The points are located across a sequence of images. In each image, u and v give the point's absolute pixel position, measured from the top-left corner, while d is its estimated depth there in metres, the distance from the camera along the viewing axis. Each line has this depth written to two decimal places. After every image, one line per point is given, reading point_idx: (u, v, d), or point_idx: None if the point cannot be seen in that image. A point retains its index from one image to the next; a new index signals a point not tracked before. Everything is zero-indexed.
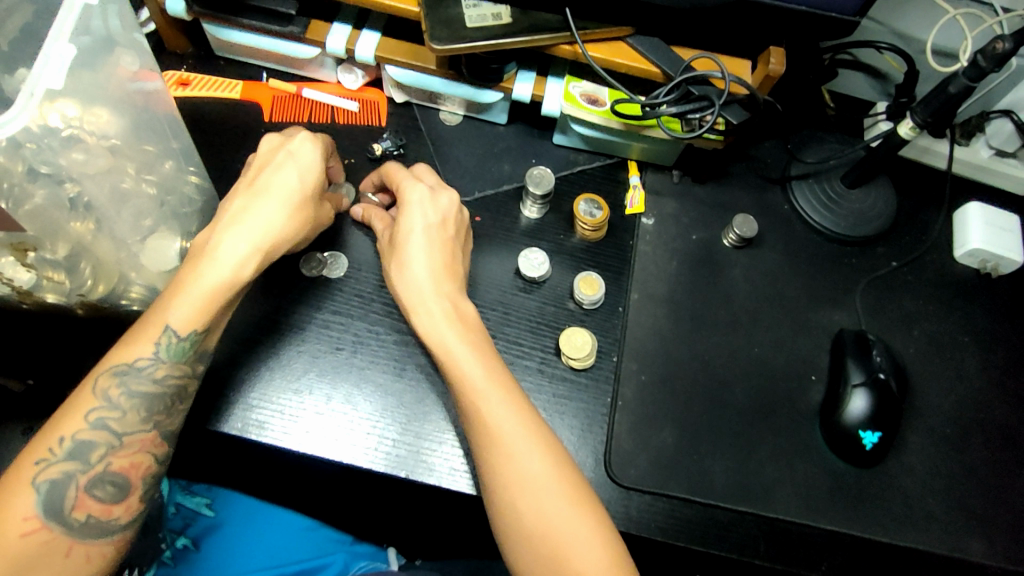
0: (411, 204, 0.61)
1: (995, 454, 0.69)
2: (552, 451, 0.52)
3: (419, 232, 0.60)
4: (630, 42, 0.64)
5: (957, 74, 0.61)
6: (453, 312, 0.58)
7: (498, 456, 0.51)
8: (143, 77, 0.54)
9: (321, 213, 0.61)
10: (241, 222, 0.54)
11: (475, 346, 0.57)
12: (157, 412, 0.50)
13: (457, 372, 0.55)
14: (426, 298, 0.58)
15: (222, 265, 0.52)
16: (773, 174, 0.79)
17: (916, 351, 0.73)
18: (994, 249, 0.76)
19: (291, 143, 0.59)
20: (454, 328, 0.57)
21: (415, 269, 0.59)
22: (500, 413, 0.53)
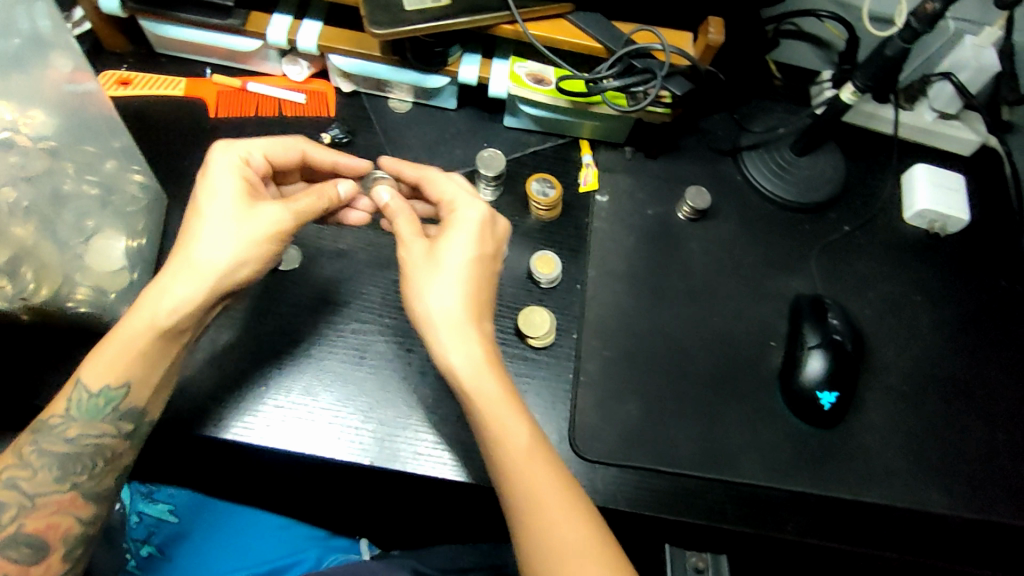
0: (454, 225, 0.56)
1: (951, 406, 0.70)
2: (585, 516, 0.49)
3: (459, 257, 0.55)
4: (571, 19, 0.65)
5: (893, 36, 0.62)
6: (484, 352, 0.54)
7: (533, 513, 0.48)
8: (76, 78, 0.52)
9: (265, 220, 0.53)
10: (182, 264, 0.51)
11: (510, 396, 0.52)
12: (74, 472, 0.50)
13: (490, 423, 0.51)
14: (454, 334, 0.53)
15: (144, 313, 0.50)
16: (724, 146, 0.80)
17: (871, 312, 0.74)
18: (941, 209, 0.77)
19: (210, 157, 0.55)
20: (488, 371, 0.53)
21: (445, 291, 0.54)
22: (535, 471, 0.50)
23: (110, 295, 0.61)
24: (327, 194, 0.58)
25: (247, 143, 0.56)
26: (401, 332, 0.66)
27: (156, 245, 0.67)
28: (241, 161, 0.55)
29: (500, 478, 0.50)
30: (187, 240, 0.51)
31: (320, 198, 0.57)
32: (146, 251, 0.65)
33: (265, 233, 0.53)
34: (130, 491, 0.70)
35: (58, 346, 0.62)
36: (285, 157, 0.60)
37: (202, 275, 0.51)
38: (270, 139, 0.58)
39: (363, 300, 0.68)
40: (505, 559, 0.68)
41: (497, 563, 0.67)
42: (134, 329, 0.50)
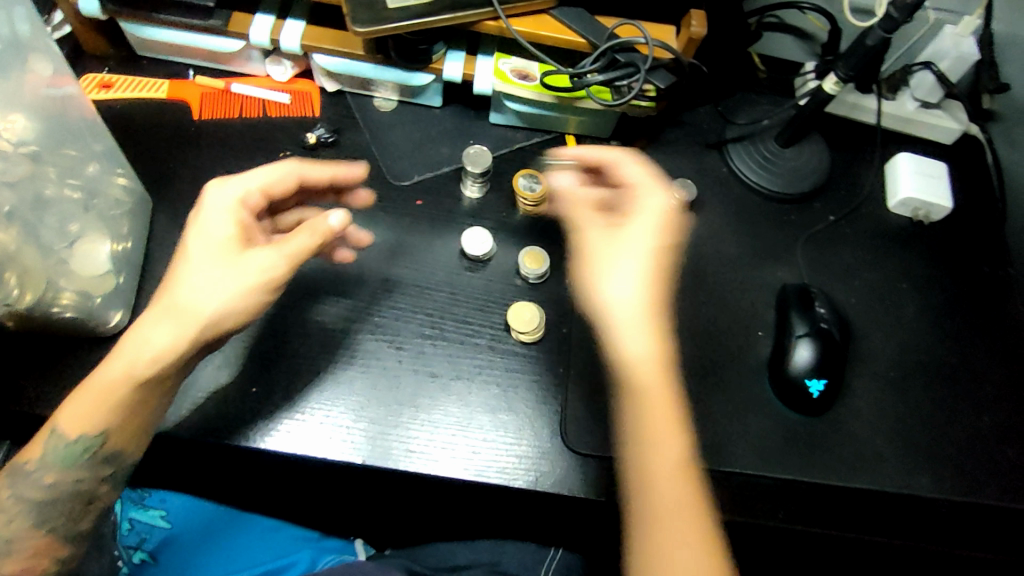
0: (636, 210, 0.56)
1: (937, 392, 0.71)
2: (707, 542, 0.49)
3: (642, 239, 0.55)
4: (553, 14, 0.65)
5: (873, 26, 0.62)
6: (658, 348, 0.53)
7: (659, 525, 0.49)
8: (55, 82, 0.53)
9: (255, 265, 0.53)
10: (166, 309, 0.51)
11: (673, 413, 0.53)
12: (51, 518, 0.51)
13: (654, 428, 0.52)
14: (635, 329, 0.53)
15: (123, 360, 0.50)
16: (710, 138, 0.80)
17: (857, 301, 0.75)
18: (925, 197, 0.78)
19: (207, 195, 0.54)
20: (656, 370, 0.53)
21: (621, 281, 0.54)
22: (671, 485, 0.51)
23: (96, 299, 0.60)
24: (320, 230, 0.57)
25: (244, 180, 0.56)
26: (391, 331, 0.66)
27: (142, 249, 0.67)
28: (239, 199, 0.55)
29: (638, 484, 0.52)
30: (174, 283, 0.52)
31: (314, 235, 0.56)
32: (132, 255, 0.65)
33: (253, 279, 0.53)
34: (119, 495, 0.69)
35: (44, 352, 0.61)
36: (283, 187, 0.59)
37: (186, 323, 0.51)
38: (270, 172, 0.58)
39: (352, 298, 0.67)
40: (501, 555, 0.67)
41: (494, 561, 0.66)
42: (111, 374, 0.50)
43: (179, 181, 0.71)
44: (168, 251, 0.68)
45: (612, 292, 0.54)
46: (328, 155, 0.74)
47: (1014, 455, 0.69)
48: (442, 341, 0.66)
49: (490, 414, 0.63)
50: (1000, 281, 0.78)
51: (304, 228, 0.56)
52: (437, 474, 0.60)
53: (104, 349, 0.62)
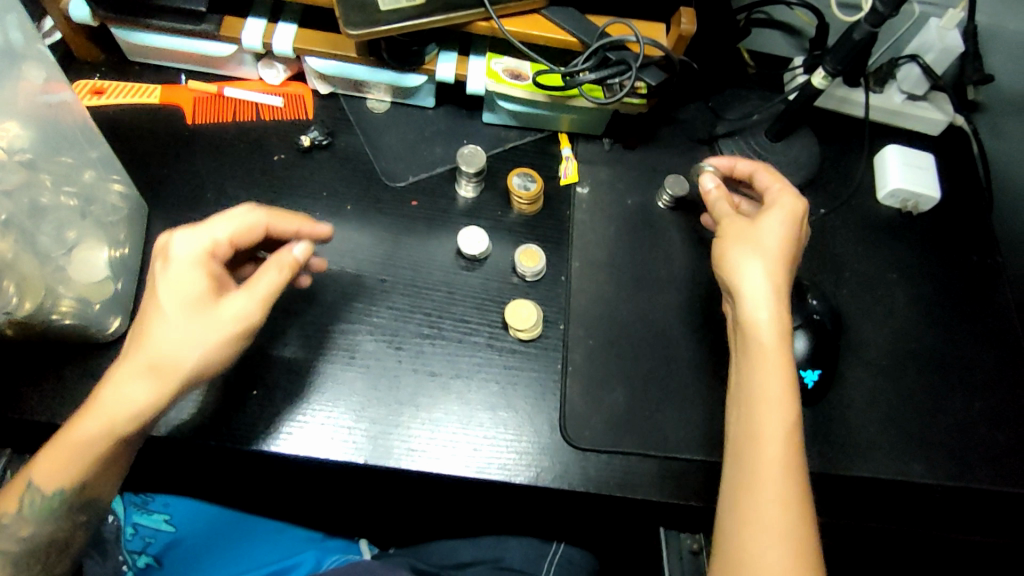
0: (775, 204, 0.61)
1: (929, 379, 0.72)
2: (799, 507, 0.50)
3: (775, 232, 0.59)
4: (545, 14, 0.65)
5: (860, 21, 0.63)
6: (778, 319, 0.56)
7: (751, 487, 0.51)
8: (50, 89, 0.53)
9: (228, 314, 0.52)
10: (144, 364, 0.51)
11: (786, 381, 0.54)
12: (30, 565, 0.52)
13: (758, 391, 0.54)
14: (759, 299, 0.56)
15: (102, 415, 0.50)
16: (701, 134, 0.81)
17: (849, 292, 0.76)
18: (913, 188, 0.79)
19: (173, 247, 0.53)
20: (774, 336, 0.55)
21: (754, 272, 0.57)
22: (771, 448, 0.52)
23: (94, 305, 0.60)
24: (286, 264, 0.55)
25: (211, 229, 0.54)
26: (390, 331, 0.67)
27: (139, 255, 0.67)
28: (205, 250, 0.54)
29: (740, 444, 0.54)
30: (148, 337, 0.51)
31: (282, 270, 0.55)
32: (129, 260, 0.65)
33: (226, 327, 0.52)
34: (123, 500, 0.69)
35: (42, 359, 0.61)
36: (249, 238, 0.57)
37: (167, 376, 0.51)
38: (237, 218, 0.56)
39: (351, 299, 0.68)
40: (503, 551, 0.67)
41: (496, 557, 0.67)
42: (89, 429, 0.50)
43: (174, 186, 0.71)
44: None
45: (749, 267, 0.57)
46: (322, 158, 0.74)
47: (1005, 440, 0.70)
48: (441, 340, 0.67)
49: (490, 410, 0.64)
50: (988, 269, 0.80)
51: (271, 262, 0.55)
52: (437, 472, 0.61)
53: (103, 355, 0.63)
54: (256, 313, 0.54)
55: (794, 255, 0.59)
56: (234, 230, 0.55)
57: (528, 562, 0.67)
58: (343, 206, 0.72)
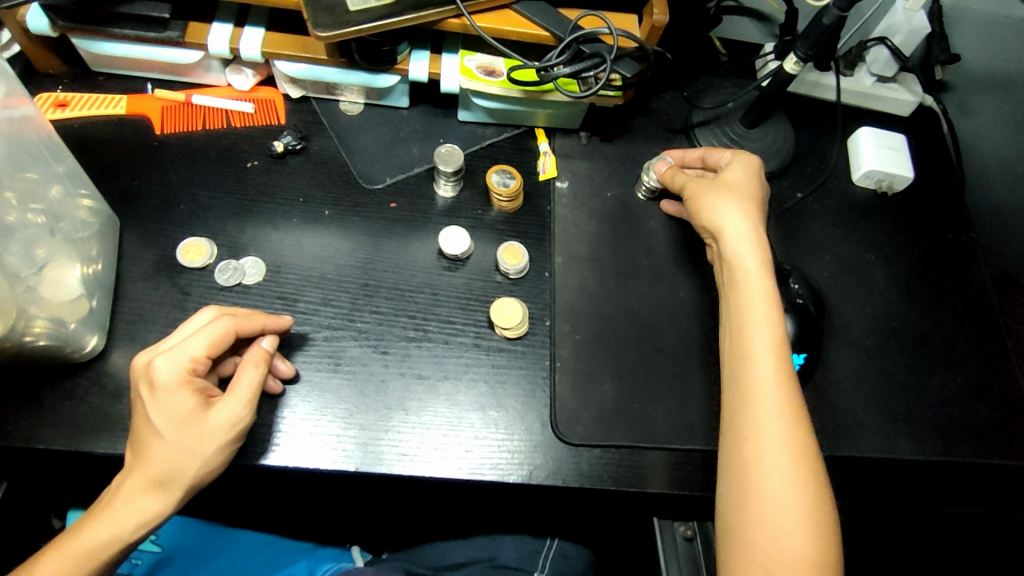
0: (733, 163, 0.65)
1: (910, 357, 0.73)
2: (796, 418, 0.51)
3: (741, 180, 0.63)
4: (516, 9, 0.65)
5: (829, 5, 0.64)
6: (762, 256, 0.58)
7: (748, 405, 0.53)
8: (9, 103, 0.51)
9: (220, 420, 0.51)
10: (148, 478, 0.49)
11: (771, 303, 0.56)
12: None
13: (746, 343, 0.55)
14: (741, 235, 0.59)
15: (108, 522, 0.48)
16: (677, 124, 0.82)
17: (829, 274, 0.77)
18: (887, 168, 0.80)
19: (152, 371, 0.50)
20: (759, 277, 0.57)
21: (731, 210, 0.60)
22: (766, 398, 0.52)
23: (69, 324, 0.58)
24: (260, 359, 0.55)
25: (185, 346, 0.51)
26: (375, 336, 0.66)
27: (113, 270, 0.65)
28: (186, 369, 0.51)
29: (735, 399, 0.54)
30: (148, 454, 0.50)
31: (258, 365, 0.55)
32: (103, 277, 0.63)
33: (220, 433, 0.51)
34: None
35: (15, 383, 0.60)
36: (224, 347, 0.54)
37: (170, 486, 0.50)
38: (209, 331, 0.53)
39: (334, 305, 0.67)
40: (496, 549, 0.67)
41: (490, 556, 0.67)
42: (95, 537, 0.48)
43: (145, 198, 0.70)
44: (140, 270, 0.66)
45: (728, 210, 0.60)
46: (298, 163, 0.73)
47: (985, 413, 0.72)
48: (427, 343, 0.66)
49: (479, 411, 0.64)
50: (963, 246, 0.81)
51: (246, 362, 0.55)
52: (430, 475, 0.60)
53: (80, 375, 0.61)
54: (245, 413, 0.53)
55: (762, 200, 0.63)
56: (211, 344, 0.52)
57: (523, 560, 0.67)
58: (321, 211, 0.71)
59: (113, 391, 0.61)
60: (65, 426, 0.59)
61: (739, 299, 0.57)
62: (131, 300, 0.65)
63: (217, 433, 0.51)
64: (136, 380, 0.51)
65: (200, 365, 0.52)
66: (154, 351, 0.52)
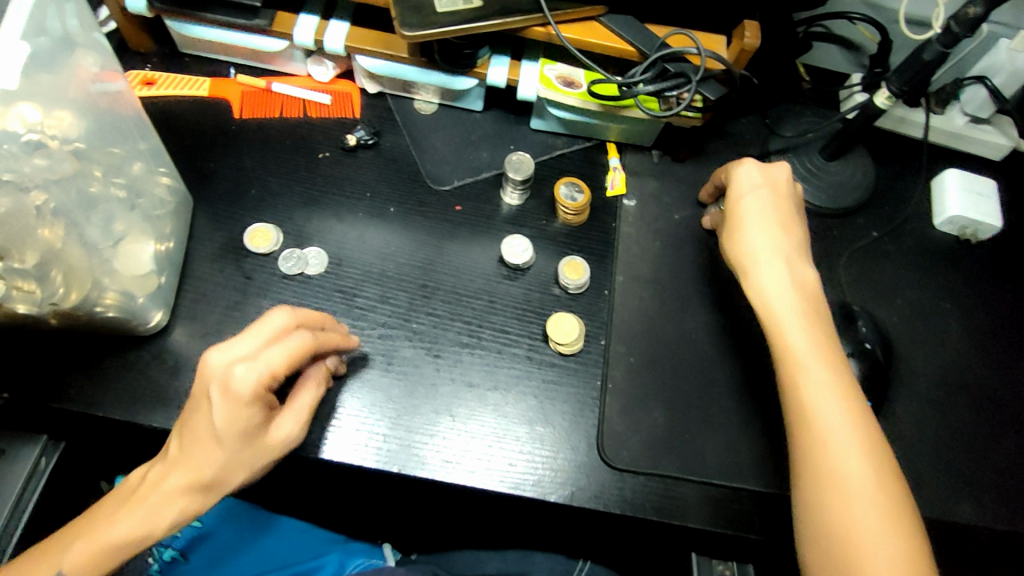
0: (741, 173, 0.62)
1: (981, 417, 0.69)
2: (868, 445, 0.48)
3: (754, 198, 0.59)
4: (603, 21, 0.64)
5: (931, 40, 0.60)
6: (795, 282, 0.56)
7: (813, 435, 0.49)
8: (103, 77, 0.52)
9: (278, 438, 0.52)
10: (194, 480, 0.48)
11: (820, 329, 0.53)
12: None
13: (797, 372, 0.52)
14: (767, 263, 0.56)
15: (141, 519, 0.47)
16: (753, 150, 0.79)
17: (899, 320, 0.74)
18: (972, 215, 0.77)
19: (230, 374, 0.48)
20: (792, 301, 0.54)
21: (754, 233, 0.58)
22: (835, 430, 0.48)
23: (138, 299, 0.59)
24: (319, 379, 0.56)
25: (268, 356, 0.49)
26: (430, 338, 0.66)
27: (183, 249, 0.67)
28: (263, 381, 0.49)
29: (795, 439, 0.50)
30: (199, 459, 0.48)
31: (316, 386, 0.56)
32: (173, 255, 0.65)
33: (273, 450, 0.51)
34: None
35: (82, 350, 0.61)
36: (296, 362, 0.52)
37: (212, 491, 0.49)
38: (290, 344, 0.51)
39: (392, 303, 0.67)
40: (528, 565, 0.67)
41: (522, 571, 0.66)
42: (126, 532, 0.47)
43: (219, 180, 0.71)
44: (207, 251, 0.68)
45: (749, 238, 0.58)
46: (367, 158, 0.74)
47: None
48: (480, 351, 0.65)
49: (527, 425, 0.63)
50: None
51: (307, 380, 0.55)
52: (471, 480, 0.59)
53: (142, 347, 0.63)
54: (297, 432, 0.53)
55: (792, 211, 0.59)
56: (291, 358, 0.51)
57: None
58: (386, 208, 0.72)
59: (172, 367, 0.62)
60: (123, 396, 0.60)
61: (775, 336, 0.54)
62: (196, 280, 0.66)
63: (271, 449, 0.51)
64: (202, 376, 0.48)
65: (276, 378, 0.50)
66: (225, 349, 0.49)
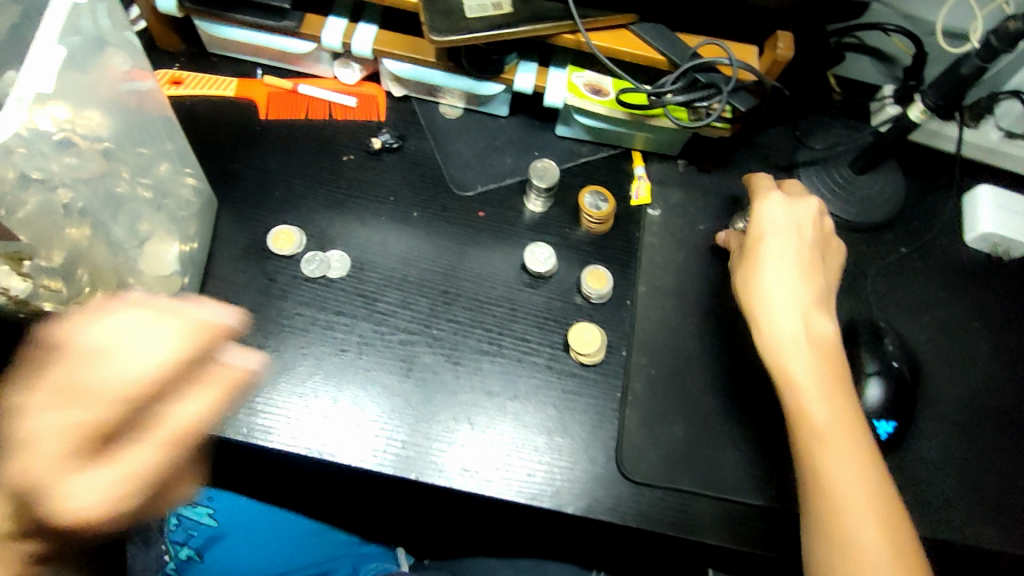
0: (761, 211, 0.59)
1: (1009, 441, 0.68)
2: (883, 508, 0.47)
3: (774, 239, 0.57)
4: (633, 29, 0.63)
5: (970, 55, 0.59)
6: (811, 331, 0.53)
7: (828, 496, 0.48)
8: (133, 77, 0.52)
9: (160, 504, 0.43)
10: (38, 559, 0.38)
11: (837, 384, 0.52)
12: None
13: (814, 428, 0.50)
14: (783, 311, 0.53)
15: None
16: (780, 161, 0.78)
17: (927, 339, 0.72)
18: (1005, 233, 0.75)
19: (98, 497, 0.36)
20: (807, 352, 0.52)
21: (772, 276, 0.55)
22: (852, 492, 0.47)
23: None
24: None
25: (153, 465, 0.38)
26: (450, 345, 0.65)
27: (206, 250, 0.67)
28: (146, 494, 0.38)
29: (808, 496, 0.49)
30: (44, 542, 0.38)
31: None
32: (196, 256, 0.65)
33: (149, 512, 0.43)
34: None
35: None
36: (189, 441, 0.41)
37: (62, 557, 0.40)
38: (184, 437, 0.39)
39: (413, 309, 0.67)
40: None
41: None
42: None
43: (244, 181, 0.71)
44: (230, 251, 0.68)
45: (764, 280, 0.55)
46: (391, 161, 0.74)
47: None
48: (501, 359, 0.65)
49: (545, 435, 0.62)
50: None
51: None
52: (488, 493, 0.59)
53: None
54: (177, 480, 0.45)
55: (813, 254, 0.57)
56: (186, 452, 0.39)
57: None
58: (409, 212, 0.71)
59: None
60: None
61: (788, 388, 0.52)
62: (219, 280, 0.66)
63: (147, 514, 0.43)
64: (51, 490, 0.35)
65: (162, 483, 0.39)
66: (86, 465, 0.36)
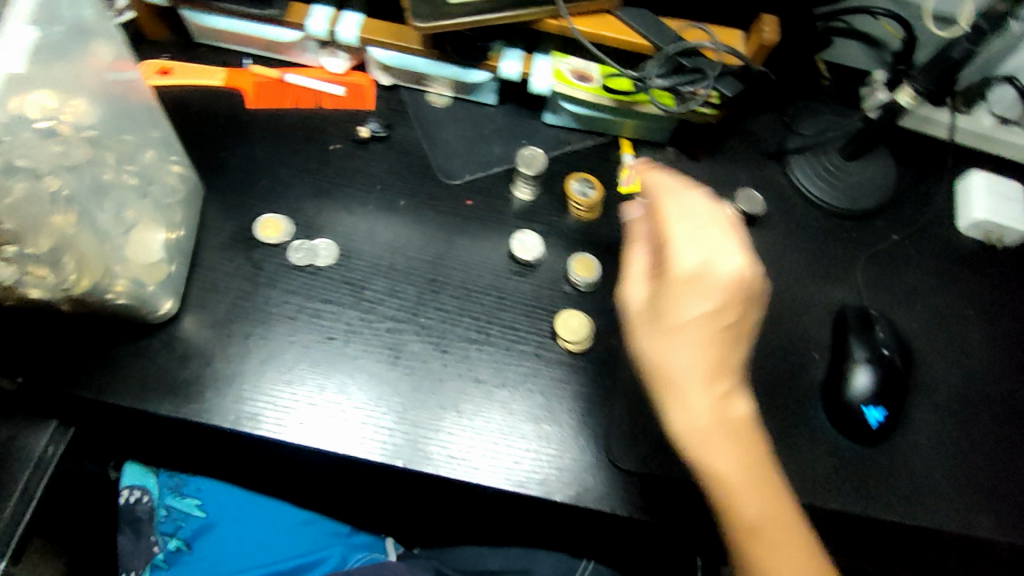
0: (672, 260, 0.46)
1: (1002, 428, 0.67)
2: None
3: (690, 304, 0.45)
4: (617, 14, 0.63)
5: (957, 38, 0.59)
6: (730, 417, 0.45)
7: None
8: (115, 66, 0.52)
9: None
10: None
11: (761, 466, 0.46)
12: None
13: (743, 523, 0.45)
14: (700, 402, 0.44)
15: None
16: (770, 148, 0.78)
17: (919, 326, 0.72)
18: (997, 219, 0.74)
19: None
20: (727, 444, 0.45)
21: (684, 358, 0.44)
22: None
23: (148, 287, 0.59)
24: None
25: None
26: (437, 333, 0.65)
27: (193, 239, 0.67)
28: None
29: None
30: None
31: None
32: (183, 244, 0.65)
33: None
34: (161, 480, 0.72)
35: (92, 338, 0.62)
36: None
37: None
38: None
39: (400, 297, 0.67)
40: None
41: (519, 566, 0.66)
42: None
43: (231, 170, 0.71)
44: (218, 241, 0.68)
45: (675, 362, 0.44)
46: (379, 150, 0.74)
47: None
48: (488, 347, 0.65)
49: (533, 423, 0.62)
50: None
51: None
52: (476, 481, 0.59)
53: (153, 335, 0.63)
54: None
55: (736, 313, 0.45)
56: None
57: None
58: (397, 201, 0.71)
59: (181, 356, 0.62)
60: (132, 384, 0.61)
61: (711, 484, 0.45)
62: (206, 269, 0.66)
63: None
64: None
65: None
66: None
